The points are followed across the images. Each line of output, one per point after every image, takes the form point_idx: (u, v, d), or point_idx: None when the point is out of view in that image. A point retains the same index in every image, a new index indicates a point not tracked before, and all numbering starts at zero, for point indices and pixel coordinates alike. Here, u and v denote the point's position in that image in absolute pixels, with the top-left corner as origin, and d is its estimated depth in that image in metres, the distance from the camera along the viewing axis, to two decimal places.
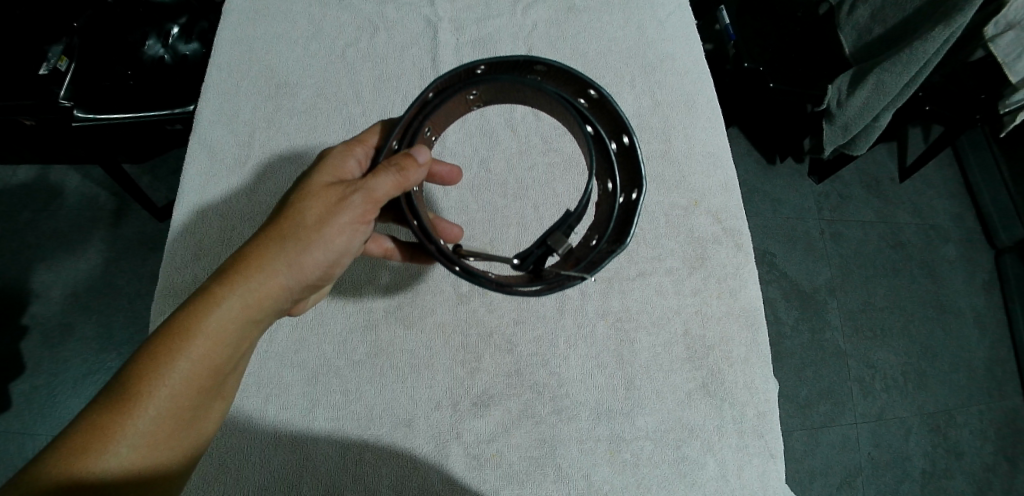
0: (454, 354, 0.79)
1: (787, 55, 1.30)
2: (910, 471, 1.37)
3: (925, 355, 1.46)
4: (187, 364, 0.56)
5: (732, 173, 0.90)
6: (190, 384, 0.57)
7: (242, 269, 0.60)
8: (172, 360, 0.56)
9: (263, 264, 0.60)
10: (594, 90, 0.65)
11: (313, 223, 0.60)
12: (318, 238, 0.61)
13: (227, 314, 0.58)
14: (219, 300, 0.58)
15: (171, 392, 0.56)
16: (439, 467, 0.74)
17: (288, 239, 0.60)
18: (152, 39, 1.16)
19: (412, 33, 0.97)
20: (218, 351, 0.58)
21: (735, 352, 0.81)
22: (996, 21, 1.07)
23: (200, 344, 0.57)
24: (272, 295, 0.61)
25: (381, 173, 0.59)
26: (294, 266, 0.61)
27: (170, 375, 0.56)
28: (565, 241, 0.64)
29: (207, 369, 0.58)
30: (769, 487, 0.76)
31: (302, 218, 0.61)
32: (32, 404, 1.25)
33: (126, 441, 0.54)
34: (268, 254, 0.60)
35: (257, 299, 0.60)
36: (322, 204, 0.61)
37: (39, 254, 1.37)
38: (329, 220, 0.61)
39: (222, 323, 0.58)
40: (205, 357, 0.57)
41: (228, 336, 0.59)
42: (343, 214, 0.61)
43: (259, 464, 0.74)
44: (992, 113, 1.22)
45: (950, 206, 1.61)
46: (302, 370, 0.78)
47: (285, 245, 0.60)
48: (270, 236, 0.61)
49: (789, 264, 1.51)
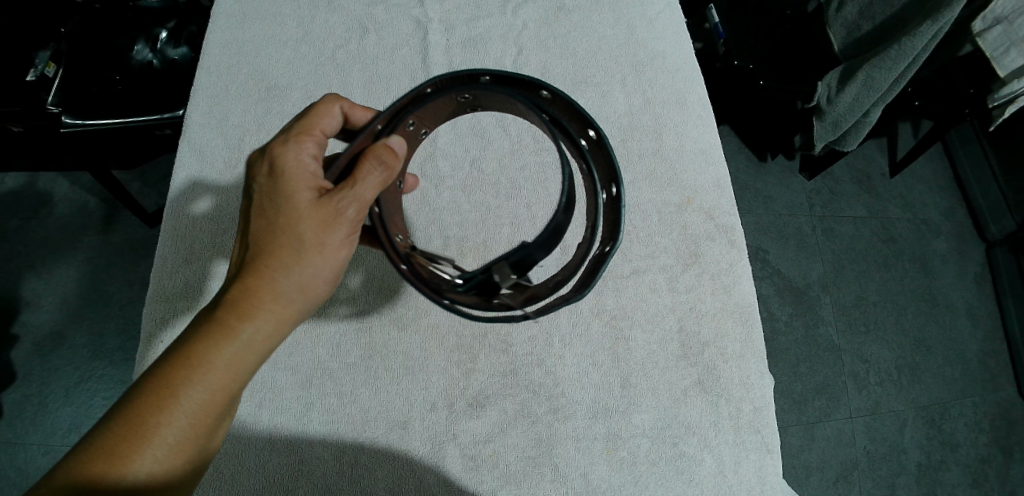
0: (449, 355, 0.78)
1: (777, 53, 1.31)
2: (906, 463, 1.38)
3: (918, 349, 1.47)
4: (203, 393, 0.56)
5: (723, 170, 0.90)
6: (206, 412, 0.56)
7: (255, 299, 0.59)
8: (187, 389, 0.55)
9: (275, 292, 0.60)
10: (594, 132, 0.65)
11: (314, 246, 0.60)
12: (321, 258, 0.61)
13: (242, 340, 0.58)
14: (235, 330, 0.58)
15: (187, 421, 0.55)
16: (437, 470, 0.74)
17: (293, 265, 0.60)
18: (141, 43, 1.13)
19: (402, 34, 0.97)
20: (233, 380, 0.58)
21: (730, 348, 0.81)
22: (984, 16, 1.09)
23: (216, 373, 0.57)
24: (283, 320, 0.61)
25: (370, 173, 0.60)
26: (304, 292, 0.61)
27: (186, 404, 0.55)
28: (510, 276, 0.65)
29: (223, 395, 0.57)
30: (766, 482, 0.76)
31: (304, 237, 0.60)
32: (22, 414, 1.24)
33: (141, 471, 0.53)
34: (276, 281, 0.60)
35: (271, 327, 0.60)
36: (318, 223, 0.60)
37: (28, 262, 1.35)
38: (328, 239, 0.60)
39: (238, 353, 0.58)
40: (222, 386, 0.57)
41: (244, 366, 0.59)
42: (340, 230, 0.61)
43: (253, 469, 0.73)
44: (981, 106, 1.24)
45: (939, 200, 1.64)
46: (296, 373, 0.77)
47: (292, 272, 0.60)
48: (272, 260, 0.60)
49: (781, 260, 1.52)
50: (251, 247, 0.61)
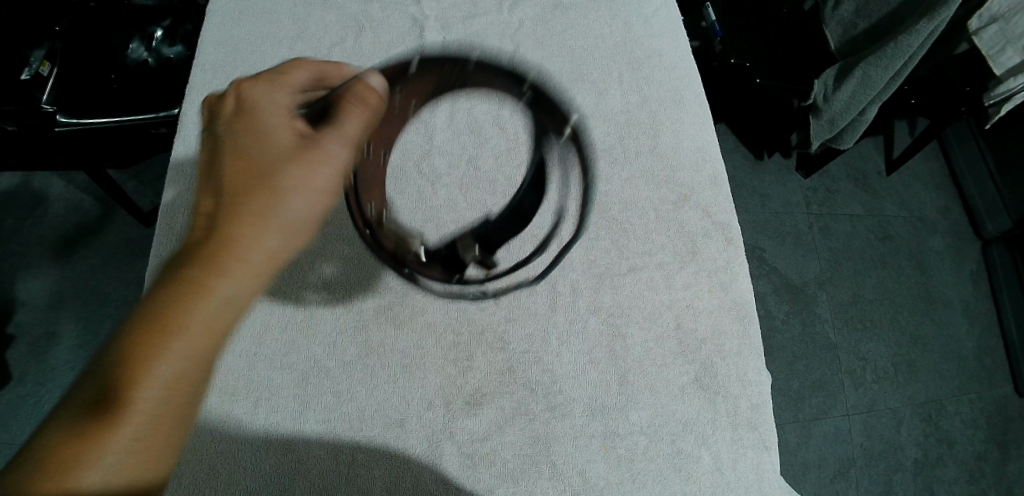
0: (446, 352, 0.76)
1: (773, 51, 1.31)
2: (903, 460, 1.38)
3: (915, 346, 1.48)
4: (183, 355, 0.53)
5: (720, 167, 0.90)
6: (186, 378, 0.53)
7: (232, 254, 0.58)
8: (165, 350, 0.52)
9: (256, 244, 0.59)
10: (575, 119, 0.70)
11: (298, 190, 0.61)
12: (302, 203, 0.61)
13: (220, 296, 0.56)
14: (215, 288, 0.55)
15: (165, 387, 0.51)
16: (434, 470, 0.72)
17: (274, 214, 0.60)
18: (135, 42, 1.13)
19: (399, 32, 0.97)
20: (214, 340, 0.55)
21: (727, 344, 0.79)
22: (980, 14, 1.10)
23: (197, 333, 0.53)
24: (262, 274, 0.59)
25: (352, 109, 0.61)
26: (287, 241, 0.61)
27: (163, 369, 0.51)
28: (471, 246, 0.68)
29: (204, 356, 0.54)
30: (764, 479, 0.75)
31: (285, 182, 0.61)
32: (19, 414, 1.23)
33: (115, 449, 0.49)
34: (256, 231, 0.59)
35: (253, 281, 0.58)
36: (300, 166, 0.61)
37: (23, 262, 1.35)
38: (312, 180, 0.61)
39: (219, 311, 0.55)
40: (203, 347, 0.54)
41: (225, 325, 0.56)
42: (322, 167, 0.61)
43: (250, 472, 0.70)
44: (978, 105, 1.25)
45: (935, 198, 1.65)
46: (291, 372, 0.74)
47: (274, 222, 0.60)
48: (251, 211, 0.59)
49: (778, 258, 1.52)
50: (226, 202, 0.60)
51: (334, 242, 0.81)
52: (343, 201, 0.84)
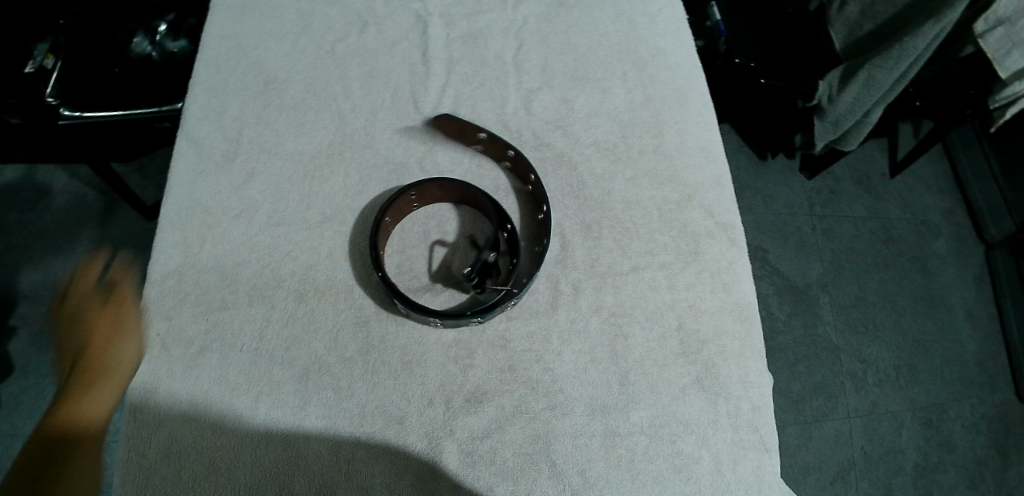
0: (446, 350, 0.75)
1: (778, 51, 1.31)
2: (903, 464, 1.37)
3: (916, 349, 1.47)
4: (46, 457, 0.69)
5: (724, 167, 0.90)
6: (60, 467, 0.69)
7: (87, 377, 0.76)
8: (20, 461, 0.68)
9: (94, 364, 0.77)
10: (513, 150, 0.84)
11: (116, 311, 0.80)
12: (130, 317, 0.80)
13: (79, 401, 0.75)
14: (69, 401, 0.75)
15: (36, 477, 0.67)
16: (434, 466, 0.70)
17: (103, 334, 0.78)
18: (140, 36, 1.14)
19: (403, 28, 0.96)
20: (68, 443, 0.71)
21: (729, 345, 0.79)
22: (986, 18, 1.09)
23: (56, 441, 0.71)
24: (112, 376, 0.76)
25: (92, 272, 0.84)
26: (119, 344, 0.77)
27: (25, 471, 0.67)
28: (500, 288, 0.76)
29: (71, 451, 0.71)
30: (765, 482, 0.73)
31: (111, 310, 0.81)
32: (20, 407, 1.23)
33: None
34: (97, 351, 0.77)
35: (107, 380, 0.76)
36: (104, 302, 0.82)
37: (25, 255, 1.35)
38: (124, 301, 0.82)
39: (64, 422, 0.72)
40: (60, 446, 0.70)
41: (76, 430, 0.73)
42: (127, 291, 0.84)
43: (250, 467, 0.68)
44: (983, 107, 1.26)
45: (939, 201, 1.65)
46: (292, 367, 0.73)
47: (99, 341, 0.78)
48: (92, 340, 0.78)
49: (780, 260, 1.52)
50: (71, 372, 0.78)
51: (339, 238, 0.80)
52: (345, 196, 0.83)
